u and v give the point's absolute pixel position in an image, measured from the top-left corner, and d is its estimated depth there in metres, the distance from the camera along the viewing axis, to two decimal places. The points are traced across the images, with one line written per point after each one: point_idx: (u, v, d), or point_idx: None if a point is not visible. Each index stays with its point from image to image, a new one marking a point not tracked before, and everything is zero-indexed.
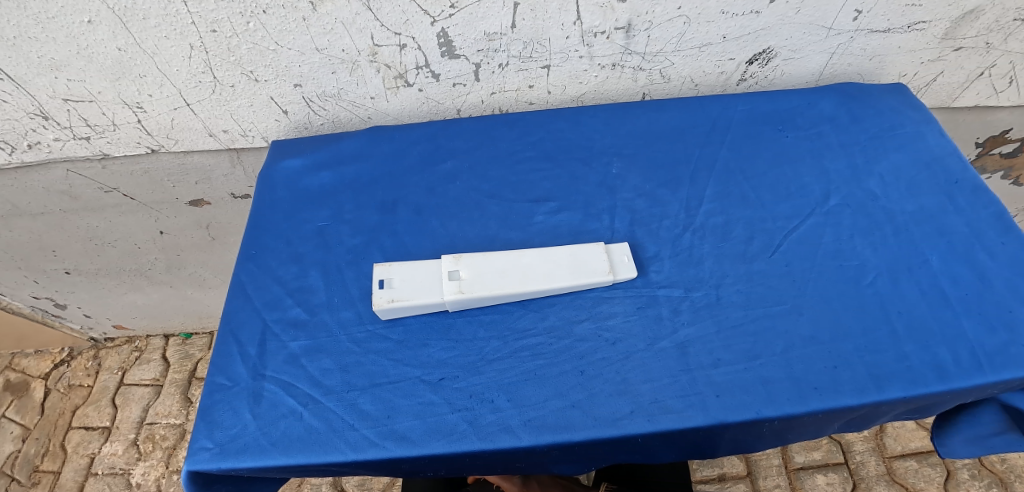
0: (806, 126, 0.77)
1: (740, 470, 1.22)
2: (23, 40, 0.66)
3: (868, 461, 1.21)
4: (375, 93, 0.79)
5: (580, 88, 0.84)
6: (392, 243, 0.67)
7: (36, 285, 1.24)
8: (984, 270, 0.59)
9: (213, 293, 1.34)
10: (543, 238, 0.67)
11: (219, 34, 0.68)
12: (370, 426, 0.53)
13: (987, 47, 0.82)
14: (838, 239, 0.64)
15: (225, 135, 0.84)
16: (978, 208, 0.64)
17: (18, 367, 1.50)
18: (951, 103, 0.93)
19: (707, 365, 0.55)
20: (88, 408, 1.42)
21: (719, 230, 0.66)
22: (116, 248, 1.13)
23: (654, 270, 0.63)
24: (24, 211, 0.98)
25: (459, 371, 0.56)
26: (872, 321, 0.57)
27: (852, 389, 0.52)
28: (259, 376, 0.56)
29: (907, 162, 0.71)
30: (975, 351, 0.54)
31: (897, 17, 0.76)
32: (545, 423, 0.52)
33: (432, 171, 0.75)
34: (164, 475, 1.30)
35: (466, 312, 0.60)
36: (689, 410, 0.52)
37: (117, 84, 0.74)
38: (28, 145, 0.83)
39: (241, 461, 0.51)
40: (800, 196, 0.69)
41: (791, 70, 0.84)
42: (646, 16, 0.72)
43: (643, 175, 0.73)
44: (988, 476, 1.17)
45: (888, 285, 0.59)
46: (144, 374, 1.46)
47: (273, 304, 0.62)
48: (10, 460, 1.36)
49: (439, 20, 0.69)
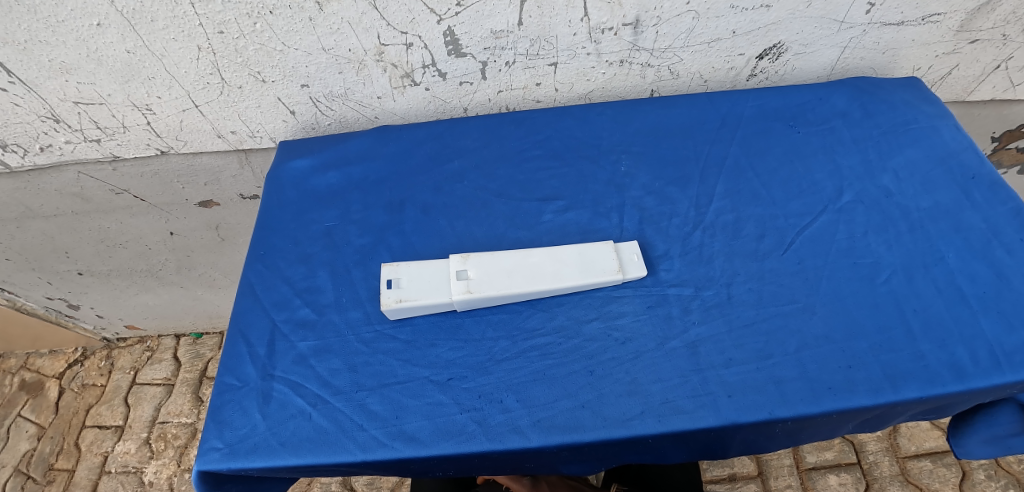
0: (818, 121, 0.76)
1: (750, 470, 1.20)
2: (34, 44, 0.67)
3: (881, 462, 1.19)
4: (381, 93, 0.79)
5: (587, 86, 0.83)
6: (399, 243, 0.67)
7: (49, 285, 1.25)
8: (1003, 268, 0.58)
9: (223, 294, 1.35)
10: (550, 237, 0.67)
11: (226, 36, 0.68)
12: (379, 427, 0.53)
13: (1004, 39, 0.80)
14: (851, 235, 0.63)
15: (233, 136, 0.85)
16: (995, 204, 0.63)
17: (33, 367, 1.52)
18: (966, 97, 0.91)
19: (718, 365, 0.54)
20: (101, 407, 1.43)
21: (730, 228, 0.65)
22: (127, 248, 1.14)
23: (664, 268, 0.62)
24: (37, 213, 0.99)
25: (467, 372, 0.56)
26: (888, 320, 0.56)
27: (866, 389, 0.51)
28: (268, 377, 0.56)
29: (923, 157, 0.69)
30: (993, 351, 0.53)
31: (910, 9, 0.74)
32: (555, 424, 0.52)
33: (439, 171, 0.75)
34: (176, 474, 1.31)
35: (474, 312, 0.60)
36: (700, 411, 0.51)
37: (126, 87, 0.75)
38: (40, 147, 0.84)
39: (251, 461, 0.51)
40: (812, 193, 0.68)
41: (802, 65, 0.83)
42: (654, 11, 0.71)
43: (652, 173, 0.72)
44: (1005, 476, 1.14)
45: (903, 283, 0.58)
46: (156, 373, 1.48)
47: (282, 305, 0.62)
48: (25, 458, 1.38)
49: (445, 18, 0.69)
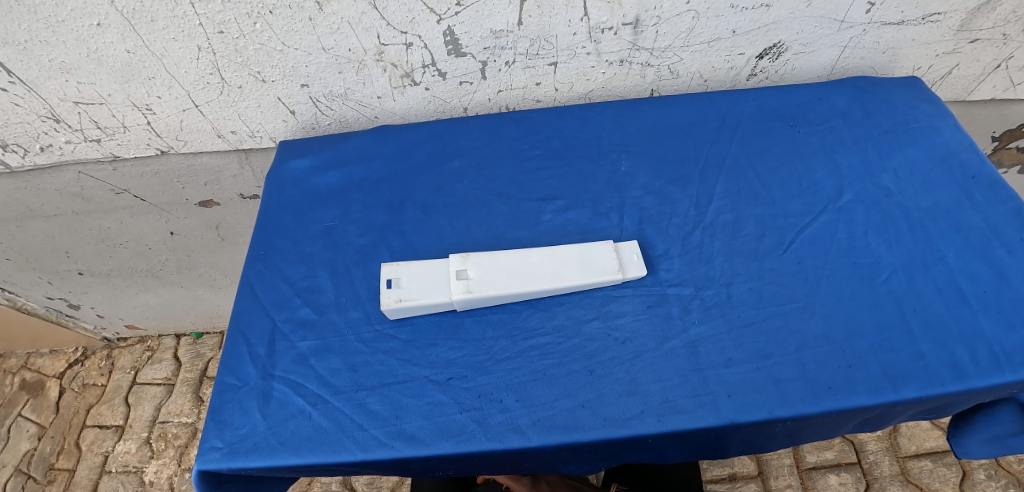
0: (818, 121, 0.76)
1: (751, 470, 1.20)
2: (34, 44, 0.67)
3: (881, 461, 1.19)
4: (381, 93, 0.79)
5: (587, 86, 0.83)
6: (399, 243, 0.67)
7: (50, 285, 1.25)
8: (1003, 268, 0.58)
9: (223, 293, 1.35)
10: (550, 237, 0.67)
11: (226, 36, 0.68)
12: (379, 427, 0.53)
13: (1004, 39, 0.80)
14: (851, 235, 0.63)
15: (233, 136, 0.85)
16: (996, 204, 0.63)
17: (33, 366, 1.52)
18: (966, 96, 0.91)
19: (718, 365, 0.54)
20: (102, 407, 1.43)
21: (730, 228, 0.65)
22: (127, 248, 1.14)
23: (664, 268, 0.62)
24: (37, 213, 0.99)
25: (467, 371, 0.56)
26: (888, 320, 0.56)
27: (866, 389, 0.51)
28: (268, 376, 0.57)
29: (923, 156, 0.69)
30: (994, 351, 0.53)
31: (910, 9, 0.74)
32: (555, 423, 0.52)
33: (439, 170, 0.75)
34: (176, 474, 1.31)
35: (474, 312, 0.60)
36: (699, 411, 0.51)
37: (126, 87, 0.75)
38: (41, 147, 0.84)
39: (251, 461, 0.51)
40: (812, 192, 0.68)
41: (802, 65, 0.83)
42: (654, 11, 0.71)
43: (652, 173, 0.72)
44: (1005, 476, 1.14)
45: (903, 282, 0.58)
46: (157, 373, 1.48)
47: (282, 304, 0.62)
48: (26, 458, 1.38)
49: (445, 18, 0.69)
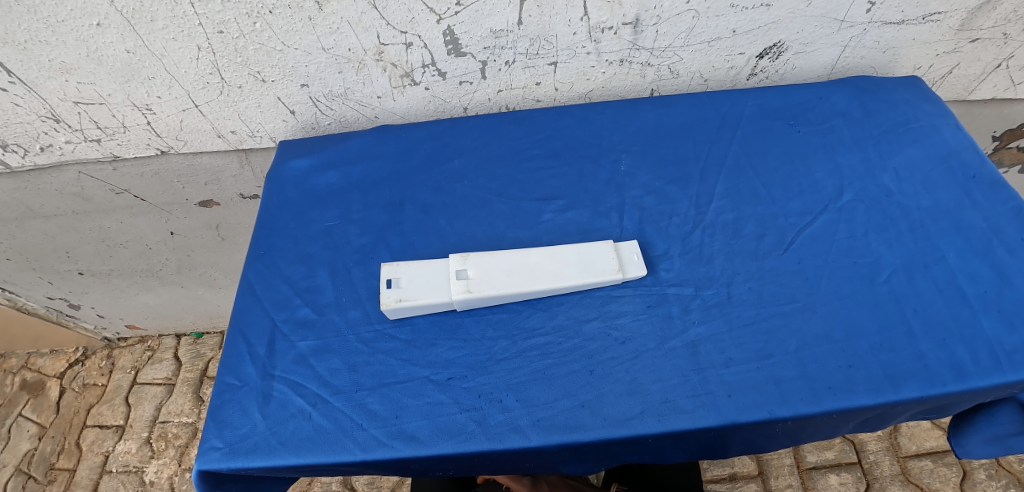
0: (818, 120, 0.76)
1: (751, 470, 1.20)
2: (34, 44, 0.67)
3: (881, 461, 1.19)
4: (381, 93, 0.79)
5: (587, 85, 0.83)
6: (399, 243, 0.67)
7: (50, 285, 1.25)
8: (1004, 267, 0.58)
9: (223, 293, 1.35)
10: (550, 237, 0.67)
11: (226, 35, 0.68)
12: (379, 427, 0.53)
13: (1004, 38, 0.80)
14: (851, 235, 0.63)
15: (233, 136, 0.85)
16: (996, 203, 0.63)
17: (34, 366, 1.52)
18: (967, 96, 0.91)
19: (718, 364, 0.54)
20: (102, 407, 1.43)
21: (730, 227, 0.65)
22: (127, 248, 1.14)
23: (664, 268, 0.62)
24: (37, 213, 0.99)
25: (467, 371, 0.56)
26: (888, 320, 0.55)
27: (866, 388, 0.51)
28: (268, 376, 0.57)
29: (924, 156, 0.69)
30: (994, 351, 0.53)
31: (911, 8, 0.74)
32: (555, 423, 0.52)
33: (439, 170, 0.75)
34: (177, 473, 1.31)
35: (474, 312, 0.60)
36: (699, 411, 0.51)
37: (126, 86, 0.75)
38: (41, 147, 0.84)
39: (251, 461, 0.51)
40: (813, 192, 0.68)
41: (802, 64, 0.83)
42: (654, 10, 0.71)
43: (652, 173, 0.72)
44: (1005, 476, 1.14)
45: (904, 282, 0.58)
46: (157, 373, 1.48)
47: (282, 304, 0.62)
48: (27, 458, 1.38)
49: (445, 17, 0.69)
